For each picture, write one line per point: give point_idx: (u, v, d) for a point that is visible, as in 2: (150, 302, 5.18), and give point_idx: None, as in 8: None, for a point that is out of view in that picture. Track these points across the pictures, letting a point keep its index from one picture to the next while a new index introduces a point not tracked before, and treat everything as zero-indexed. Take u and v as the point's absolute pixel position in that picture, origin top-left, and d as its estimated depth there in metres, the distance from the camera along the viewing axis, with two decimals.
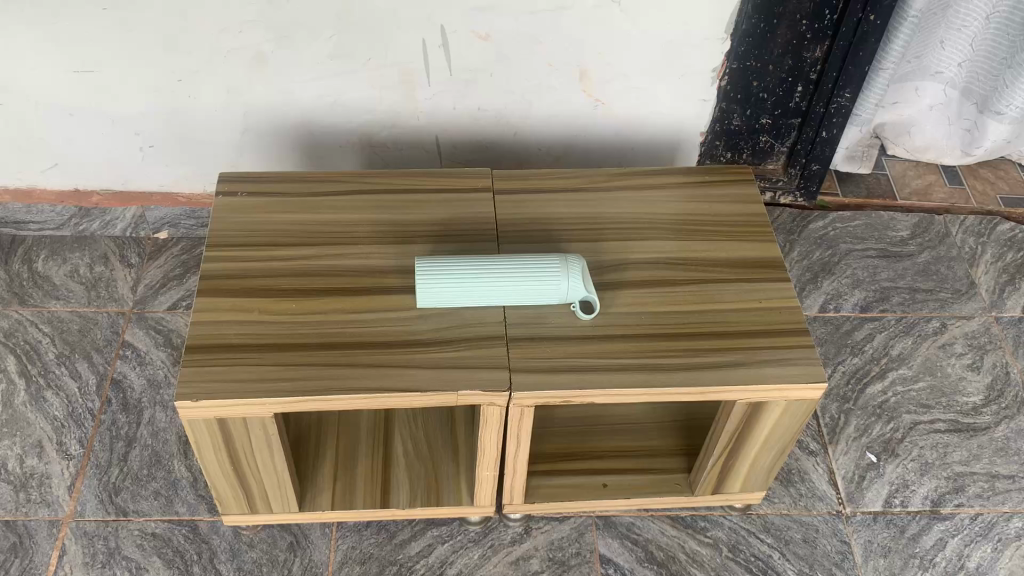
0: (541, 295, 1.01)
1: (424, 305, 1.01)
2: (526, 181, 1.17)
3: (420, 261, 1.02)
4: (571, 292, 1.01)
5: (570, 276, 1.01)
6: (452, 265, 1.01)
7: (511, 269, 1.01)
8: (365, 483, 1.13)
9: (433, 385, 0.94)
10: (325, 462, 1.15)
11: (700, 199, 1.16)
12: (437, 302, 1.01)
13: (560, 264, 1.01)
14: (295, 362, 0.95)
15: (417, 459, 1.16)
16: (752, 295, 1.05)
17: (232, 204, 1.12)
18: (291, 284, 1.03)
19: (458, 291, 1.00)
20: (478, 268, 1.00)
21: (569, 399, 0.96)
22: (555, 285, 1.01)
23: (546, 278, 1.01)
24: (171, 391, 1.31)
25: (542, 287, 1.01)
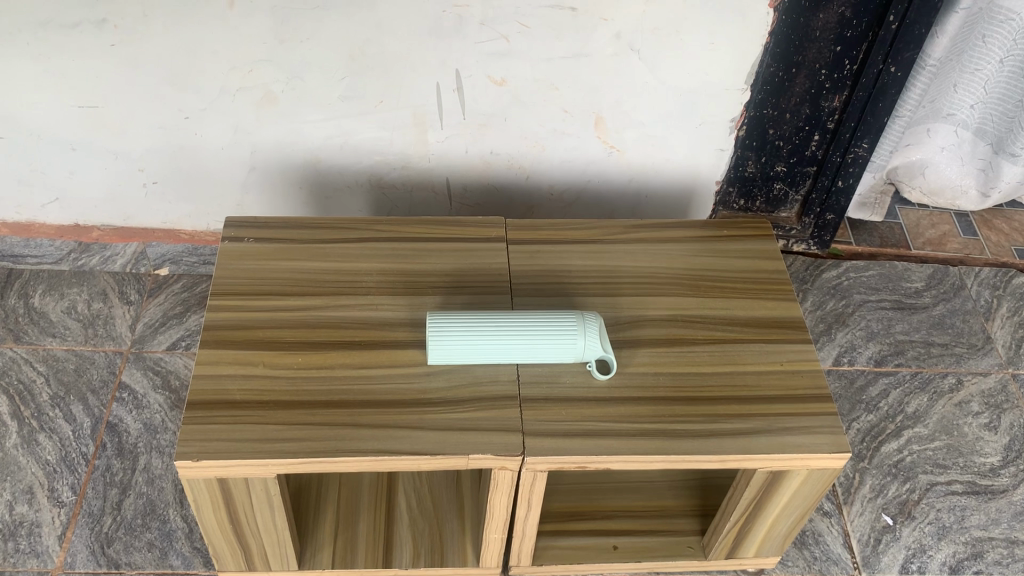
0: (556, 353, 0.97)
1: (433, 362, 0.97)
2: (540, 231, 1.14)
3: (431, 315, 0.99)
4: (586, 350, 0.98)
5: (586, 334, 0.97)
6: (464, 320, 0.97)
7: (526, 326, 0.97)
8: (367, 541, 1.09)
9: (442, 449, 0.91)
10: (328, 518, 1.11)
11: (719, 253, 1.13)
12: (448, 358, 0.97)
13: (577, 322, 0.98)
14: (299, 421, 0.92)
15: (421, 517, 1.13)
16: (772, 358, 1.02)
17: (238, 249, 1.08)
18: (298, 336, 1.00)
19: (470, 346, 0.96)
20: (491, 324, 0.97)
21: (583, 465, 0.93)
22: (571, 342, 0.97)
23: (561, 335, 0.97)
24: (167, 436, 1.27)
25: (557, 346, 0.97)
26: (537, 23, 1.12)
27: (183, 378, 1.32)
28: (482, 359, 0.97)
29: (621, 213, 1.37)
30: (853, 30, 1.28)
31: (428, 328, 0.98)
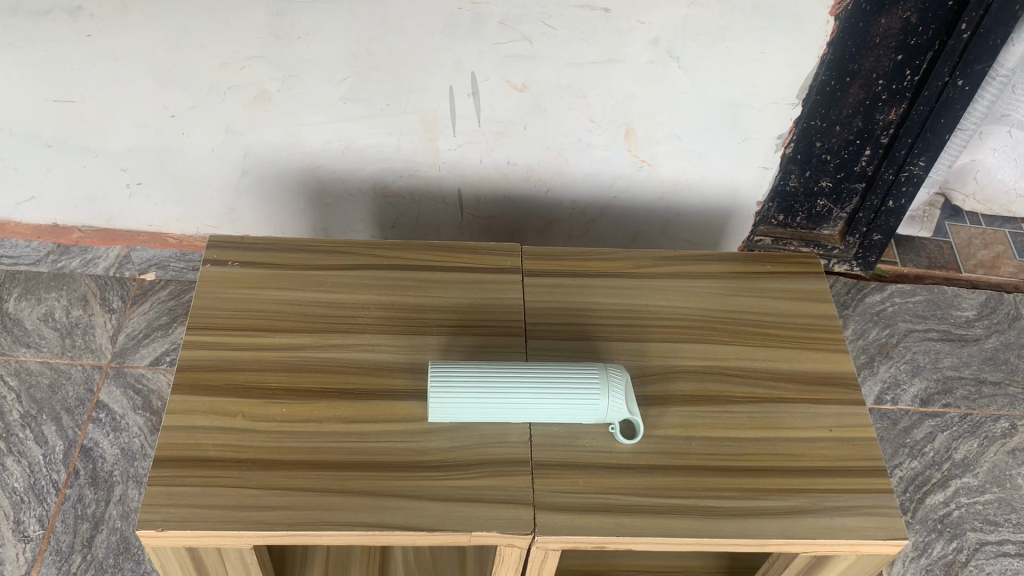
0: (572, 414, 0.85)
1: (434, 419, 0.85)
2: (560, 261, 1.02)
3: (433, 364, 0.87)
4: (608, 412, 0.85)
5: (610, 394, 0.85)
6: (470, 371, 0.85)
7: (541, 382, 0.85)
8: None
9: (440, 524, 0.79)
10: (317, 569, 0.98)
11: (761, 293, 1.01)
12: (450, 415, 0.85)
13: (600, 378, 0.86)
14: (280, 486, 0.81)
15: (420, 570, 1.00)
16: (819, 421, 0.89)
17: (222, 274, 0.97)
18: (285, 382, 0.88)
19: (475, 404, 0.84)
20: (502, 379, 0.85)
21: (601, 545, 0.81)
22: (590, 403, 0.85)
23: (579, 395, 0.85)
24: (144, 465, 1.17)
25: (574, 406, 0.85)
26: (564, 25, 0.98)
27: (164, 399, 1.21)
28: (489, 417, 0.85)
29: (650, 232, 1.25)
30: (917, 37, 1.14)
31: (429, 380, 0.86)
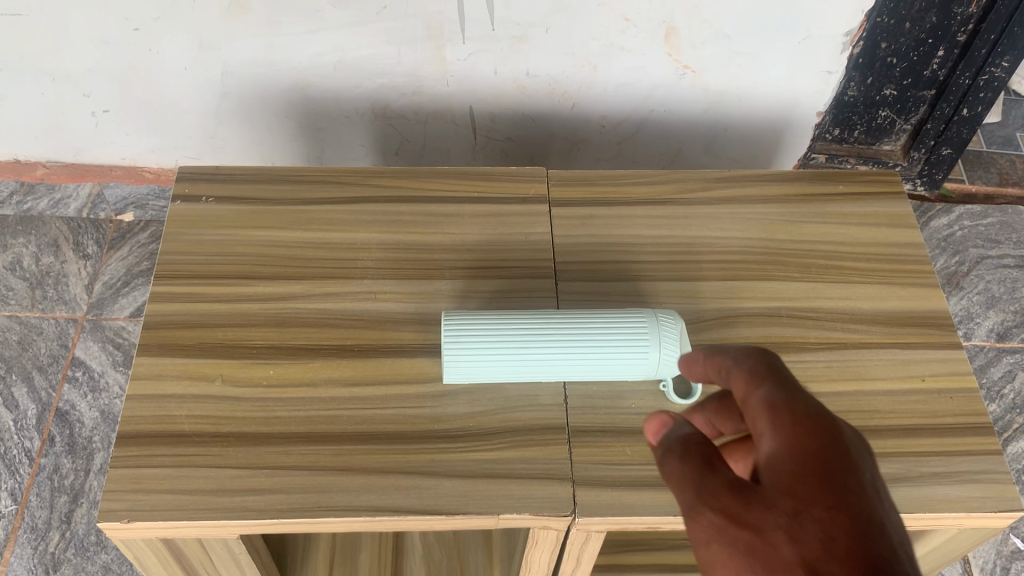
0: (615, 370, 0.71)
1: (451, 379, 0.71)
2: (592, 187, 0.86)
3: (447, 314, 0.72)
4: (659, 367, 0.71)
5: (662, 344, 0.70)
6: (488, 324, 0.71)
7: (578, 334, 0.71)
8: None
9: (461, 507, 0.66)
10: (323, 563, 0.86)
11: (831, 220, 0.85)
12: (469, 376, 0.71)
13: (649, 326, 0.71)
14: (268, 465, 0.67)
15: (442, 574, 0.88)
16: (909, 370, 0.75)
17: (195, 213, 0.82)
18: (272, 339, 0.74)
19: (497, 361, 0.70)
20: (531, 331, 0.71)
21: (654, 525, 0.68)
22: (636, 356, 0.70)
23: (621, 347, 0.70)
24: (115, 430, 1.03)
25: (617, 360, 0.71)
26: None
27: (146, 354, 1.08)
28: (514, 375, 0.71)
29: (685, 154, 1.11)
30: None
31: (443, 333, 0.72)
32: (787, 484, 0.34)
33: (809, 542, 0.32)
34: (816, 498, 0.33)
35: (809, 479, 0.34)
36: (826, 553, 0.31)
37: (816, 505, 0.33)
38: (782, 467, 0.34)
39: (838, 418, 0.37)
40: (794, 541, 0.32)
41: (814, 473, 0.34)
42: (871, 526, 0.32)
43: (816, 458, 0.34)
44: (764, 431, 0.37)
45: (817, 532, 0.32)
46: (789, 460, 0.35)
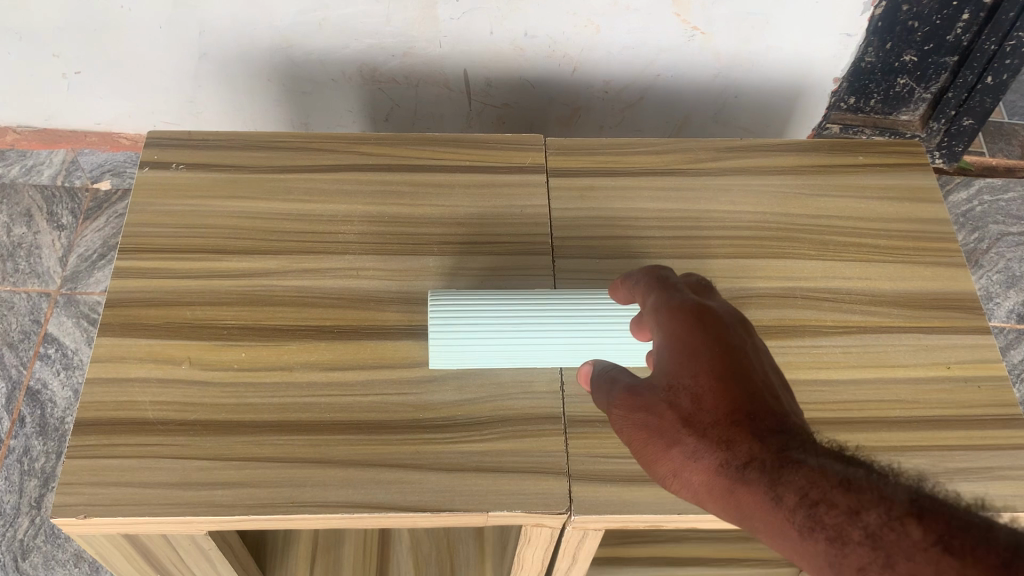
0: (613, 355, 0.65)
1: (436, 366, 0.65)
2: (593, 155, 0.80)
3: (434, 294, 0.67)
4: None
5: None
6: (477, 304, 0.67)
7: (578, 322, 0.65)
8: None
9: (447, 504, 0.61)
10: (303, 559, 0.81)
11: (851, 194, 0.79)
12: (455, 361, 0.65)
13: None
14: (239, 456, 0.62)
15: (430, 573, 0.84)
16: (934, 357, 0.69)
17: (164, 181, 0.76)
18: (245, 319, 0.69)
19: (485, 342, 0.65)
20: (528, 317, 0.66)
21: (656, 523, 0.63)
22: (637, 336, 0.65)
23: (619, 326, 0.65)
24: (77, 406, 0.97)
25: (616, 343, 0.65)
26: None
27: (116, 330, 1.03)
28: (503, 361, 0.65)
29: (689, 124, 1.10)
30: None
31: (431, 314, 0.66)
32: (673, 367, 0.47)
33: (689, 405, 0.46)
34: (694, 374, 0.47)
35: (690, 362, 0.47)
36: (695, 407, 0.46)
37: (686, 376, 0.47)
38: (670, 356, 0.48)
39: (714, 307, 0.51)
40: (679, 407, 0.46)
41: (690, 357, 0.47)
42: (732, 383, 0.46)
43: (687, 340, 0.48)
44: (657, 329, 0.51)
45: (688, 396, 0.46)
46: (676, 350, 0.48)
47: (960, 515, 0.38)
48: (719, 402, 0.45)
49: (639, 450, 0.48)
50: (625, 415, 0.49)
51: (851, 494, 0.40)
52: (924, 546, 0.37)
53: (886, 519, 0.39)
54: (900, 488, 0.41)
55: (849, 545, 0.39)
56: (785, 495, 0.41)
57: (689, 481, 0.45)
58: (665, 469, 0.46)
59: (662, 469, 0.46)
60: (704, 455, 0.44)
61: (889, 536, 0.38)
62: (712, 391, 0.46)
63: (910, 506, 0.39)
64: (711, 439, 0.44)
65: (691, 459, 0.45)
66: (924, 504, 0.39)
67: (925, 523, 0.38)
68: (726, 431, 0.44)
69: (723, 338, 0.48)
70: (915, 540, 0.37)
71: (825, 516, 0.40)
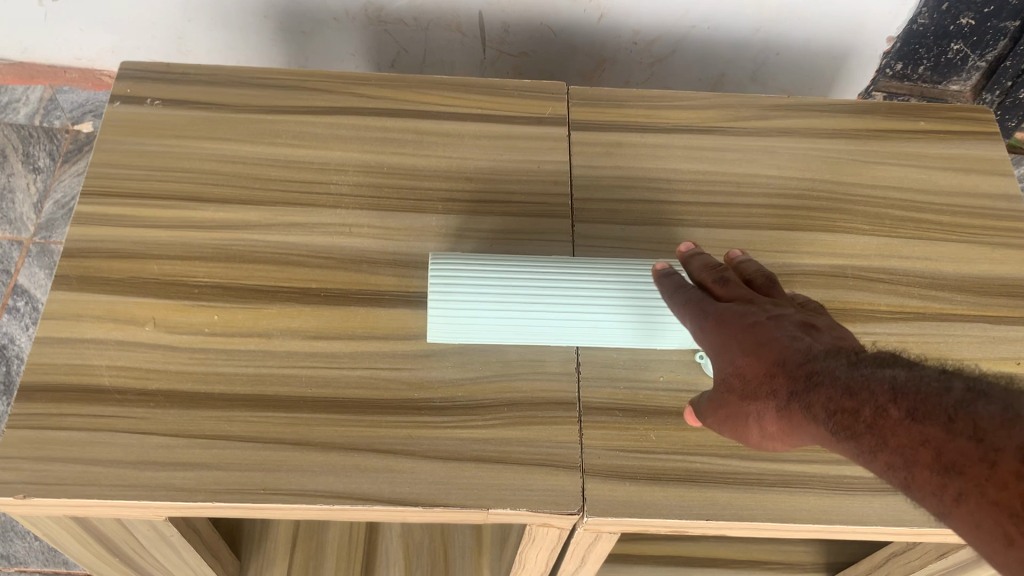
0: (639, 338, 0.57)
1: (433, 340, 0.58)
2: (621, 108, 0.71)
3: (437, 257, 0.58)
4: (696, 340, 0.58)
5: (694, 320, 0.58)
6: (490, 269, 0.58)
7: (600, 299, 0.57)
8: (338, 562, 0.77)
9: (442, 498, 0.53)
10: (283, 543, 0.77)
11: (910, 162, 0.70)
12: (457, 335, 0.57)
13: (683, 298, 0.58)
14: (205, 433, 0.54)
15: (420, 567, 0.78)
16: (1004, 350, 0.61)
17: (137, 117, 0.67)
18: (220, 277, 0.60)
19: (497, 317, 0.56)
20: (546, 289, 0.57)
21: (680, 529, 0.55)
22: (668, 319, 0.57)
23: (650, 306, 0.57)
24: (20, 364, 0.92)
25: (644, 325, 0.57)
26: None
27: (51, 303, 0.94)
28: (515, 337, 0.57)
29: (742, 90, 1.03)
30: None
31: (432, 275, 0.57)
32: (716, 347, 0.48)
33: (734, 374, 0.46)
34: (731, 348, 0.46)
35: (723, 334, 0.47)
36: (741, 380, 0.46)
37: (722, 360, 0.47)
38: (712, 339, 0.48)
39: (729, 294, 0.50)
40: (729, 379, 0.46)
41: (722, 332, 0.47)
42: (761, 339, 0.45)
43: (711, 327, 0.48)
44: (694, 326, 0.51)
45: (733, 374, 0.46)
46: (711, 341, 0.48)
47: (943, 384, 0.37)
48: (754, 361, 0.45)
49: (734, 430, 0.47)
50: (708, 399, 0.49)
51: (854, 393, 0.39)
52: (905, 422, 0.36)
53: (878, 405, 0.38)
54: (903, 372, 0.39)
55: (859, 440, 0.38)
56: (817, 414, 0.41)
57: (778, 439, 0.45)
58: (757, 437, 0.46)
59: (754, 436, 0.46)
60: (765, 411, 0.44)
61: (879, 420, 0.37)
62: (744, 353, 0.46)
63: (900, 385, 0.38)
64: (762, 397, 0.44)
65: (760, 419, 0.45)
66: (908, 384, 0.38)
67: (908, 399, 0.37)
68: (768, 385, 0.44)
69: (750, 309, 0.48)
70: (896, 417, 0.37)
71: (843, 422, 0.39)
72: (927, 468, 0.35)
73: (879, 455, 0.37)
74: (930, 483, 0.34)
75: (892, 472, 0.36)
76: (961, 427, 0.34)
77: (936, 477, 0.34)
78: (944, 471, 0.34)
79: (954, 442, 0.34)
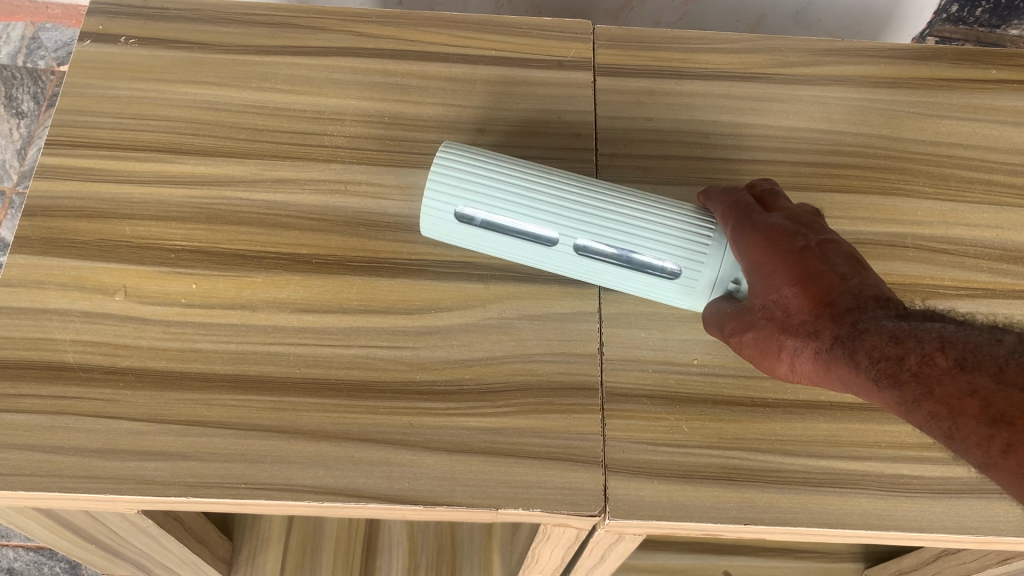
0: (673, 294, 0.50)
1: (427, 222, 0.51)
2: (653, 52, 0.63)
3: (455, 145, 0.51)
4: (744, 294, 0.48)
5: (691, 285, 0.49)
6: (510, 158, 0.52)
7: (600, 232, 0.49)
8: (337, 544, 0.76)
9: (445, 496, 0.46)
10: (278, 523, 0.76)
11: (980, 116, 0.62)
12: (456, 219, 0.50)
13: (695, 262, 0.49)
14: (180, 419, 0.48)
15: (425, 549, 0.77)
16: None
17: (109, 58, 0.60)
18: (199, 240, 0.54)
19: (511, 197, 0.49)
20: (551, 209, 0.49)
21: (714, 533, 0.48)
22: (709, 256, 0.49)
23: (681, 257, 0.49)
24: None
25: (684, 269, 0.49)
26: None
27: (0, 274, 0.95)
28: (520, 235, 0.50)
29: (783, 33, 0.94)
30: None
31: (450, 157, 0.50)
32: (755, 277, 0.45)
33: (774, 305, 0.43)
34: (778, 279, 0.44)
35: (772, 263, 0.44)
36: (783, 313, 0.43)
37: (767, 291, 0.44)
38: (754, 268, 0.45)
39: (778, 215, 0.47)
40: (765, 308, 0.44)
41: (766, 259, 0.45)
42: (812, 271, 0.43)
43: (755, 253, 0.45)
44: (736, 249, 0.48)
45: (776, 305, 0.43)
46: (752, 268, 0.45)
47: (989, 337, 0.37)
48: (798, 295, 0.43)
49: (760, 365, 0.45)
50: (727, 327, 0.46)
51: (903, 341, 0.38)
52: (953, 371, 0.36)
53: (925, 353, 0.37)
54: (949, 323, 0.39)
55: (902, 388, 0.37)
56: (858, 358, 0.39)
57: (807, 373, 0.43)
58: (784, 371, 0.44)
59: (779, 369, 0.44)
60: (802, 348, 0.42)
61: (925, 367, 0.37)
62: (789, 284, 0.43)
63: (949, 335, 0.37)
64: (802, 332, 0.42)
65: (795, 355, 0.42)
66: (956, 333, 0.37)
67: (955, 349, 0.37)
68: (813, 323, 0.42)
69: (798, 234, 0.45)
70: (944, 365, 0.36)
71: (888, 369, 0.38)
72: (976, 419, 0.35)
73: (922, 404, 0.37)
74: (977, 433, 0.35)
75: (935, 421, 0.36)
76: (1011, 379, 0.35)
77: (983, 428, 0.35)
78: (993, 423, 0.34)
79: (1005, 394, 0.35)
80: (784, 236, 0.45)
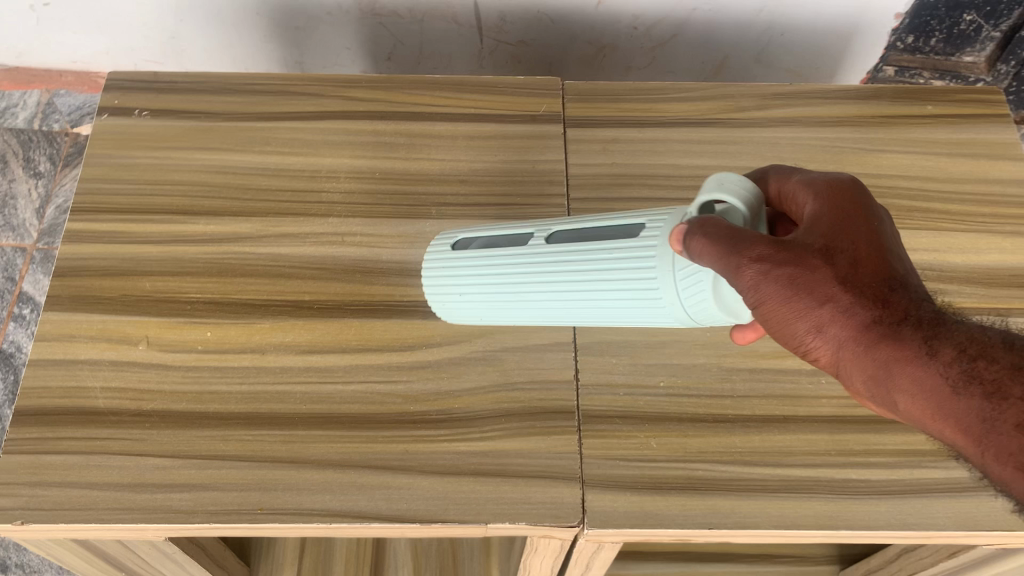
0: (634, 277, 0.48)
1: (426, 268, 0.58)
2: (617, 103, 0.70)
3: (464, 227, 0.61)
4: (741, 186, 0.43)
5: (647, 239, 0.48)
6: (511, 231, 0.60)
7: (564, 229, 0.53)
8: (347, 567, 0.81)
9: (439, 513, 0.52)
10: (290, 548, 0.82)
11: (917, 149, 0.68)
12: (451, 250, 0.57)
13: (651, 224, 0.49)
14: (201, 454, 0.54)
15: (430, 568, 0.82)
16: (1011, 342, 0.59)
17: (124, 130, 0.67)
18: (212, 292, 0.60)
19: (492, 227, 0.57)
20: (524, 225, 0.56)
21: (683, 538, 0.54)
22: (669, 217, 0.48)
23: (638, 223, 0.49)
24: (13, 374, 1.03)
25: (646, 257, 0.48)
26: None
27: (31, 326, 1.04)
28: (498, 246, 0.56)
29: (747, 76, 1.01)
30: None
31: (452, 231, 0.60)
32: (823, 221, 0.41)
33: (838, 253, 0.39)
34: (856, 236, 0.40)
35: (852, 221, 0.41)
36: (855, 266, 0.39)
37: (840, 240, 0.40)
38: (826, 219, 0.41)
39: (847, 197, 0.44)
40: (825, 252, 0.39)
41: (842, 215, 0.41)
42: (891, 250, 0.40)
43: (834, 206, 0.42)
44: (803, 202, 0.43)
45: (847, 258, 0.39)
46: (823, 219, 0.41)
47: None
48: (874, 260, 0.39)
49: (772, 311, 0.39)
50: (754, 250, 0.39)
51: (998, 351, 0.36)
52: None
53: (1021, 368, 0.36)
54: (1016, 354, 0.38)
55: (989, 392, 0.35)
56: (937, 348, 0.37)
57: (837, 336, 0.38)
58: (804, 324, 0.39)
59: (799, 326, 0.39)
60: (860, 308, 0.38)
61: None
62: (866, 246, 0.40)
63: None
64: (871, 295, 0.38)
65: (843, 312, 0.38)
66: None
67: None
68: (888, 293, 0.38)
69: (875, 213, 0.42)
70: None
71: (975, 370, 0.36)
72: None
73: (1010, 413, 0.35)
74: None
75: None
76: None
77: None
78: None
79: None
80: (868, 207, 0.42)
